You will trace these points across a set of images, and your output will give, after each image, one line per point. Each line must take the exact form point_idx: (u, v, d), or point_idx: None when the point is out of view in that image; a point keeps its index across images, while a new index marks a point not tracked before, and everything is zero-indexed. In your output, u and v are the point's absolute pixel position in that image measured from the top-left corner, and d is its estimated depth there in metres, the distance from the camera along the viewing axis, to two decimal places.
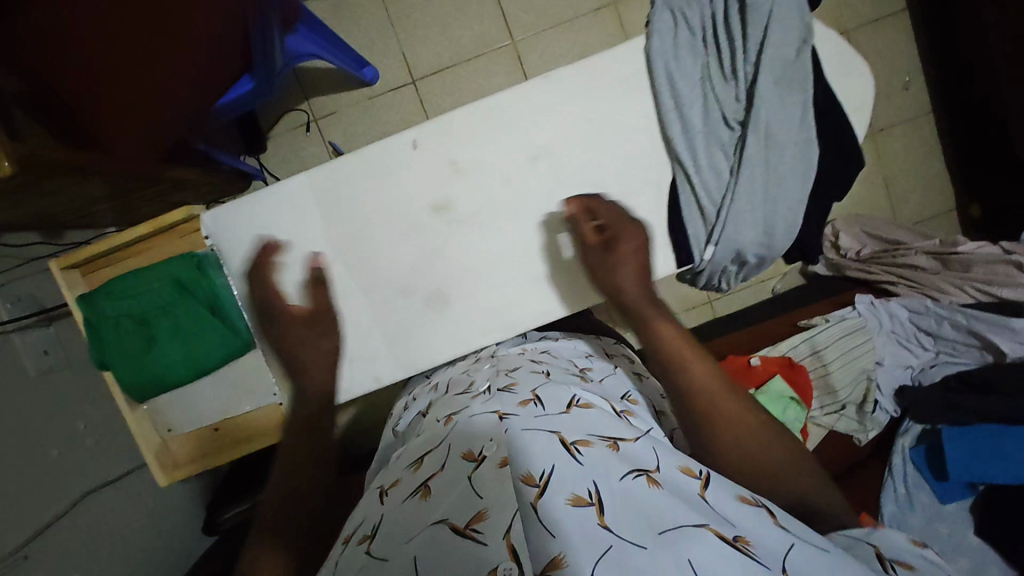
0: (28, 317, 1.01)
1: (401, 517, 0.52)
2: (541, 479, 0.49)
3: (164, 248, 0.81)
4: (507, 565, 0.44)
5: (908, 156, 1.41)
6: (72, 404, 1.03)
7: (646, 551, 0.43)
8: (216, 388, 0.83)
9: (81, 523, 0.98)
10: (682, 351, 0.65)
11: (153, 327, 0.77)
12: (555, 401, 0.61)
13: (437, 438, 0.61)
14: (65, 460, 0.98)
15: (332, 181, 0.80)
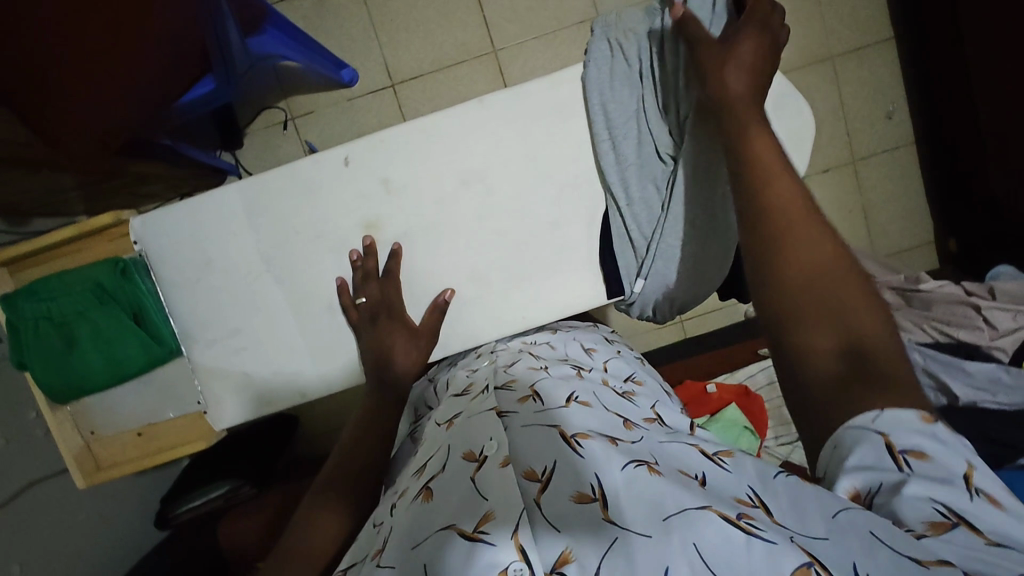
0: None
1: (405, 524, 0.53)
2: (542, 475, 0.49)
3: (90, 251, 0.80)
4: (516, 565, 0.44)
5: (887, 187, 1.40)
6: (24, 393, 1.03)
7: (651, 539, 0.40)
8: (139, 394, 0.84)
9: (25, 513, 0.98)
10: (798, 214, 0.54)
11: (73, 331, 0.77)
12: (555, 396, 0.61)
13: (438, 446, 0.63)
14: (12, 449, 0.98)
15: (262, 194, 0.79)
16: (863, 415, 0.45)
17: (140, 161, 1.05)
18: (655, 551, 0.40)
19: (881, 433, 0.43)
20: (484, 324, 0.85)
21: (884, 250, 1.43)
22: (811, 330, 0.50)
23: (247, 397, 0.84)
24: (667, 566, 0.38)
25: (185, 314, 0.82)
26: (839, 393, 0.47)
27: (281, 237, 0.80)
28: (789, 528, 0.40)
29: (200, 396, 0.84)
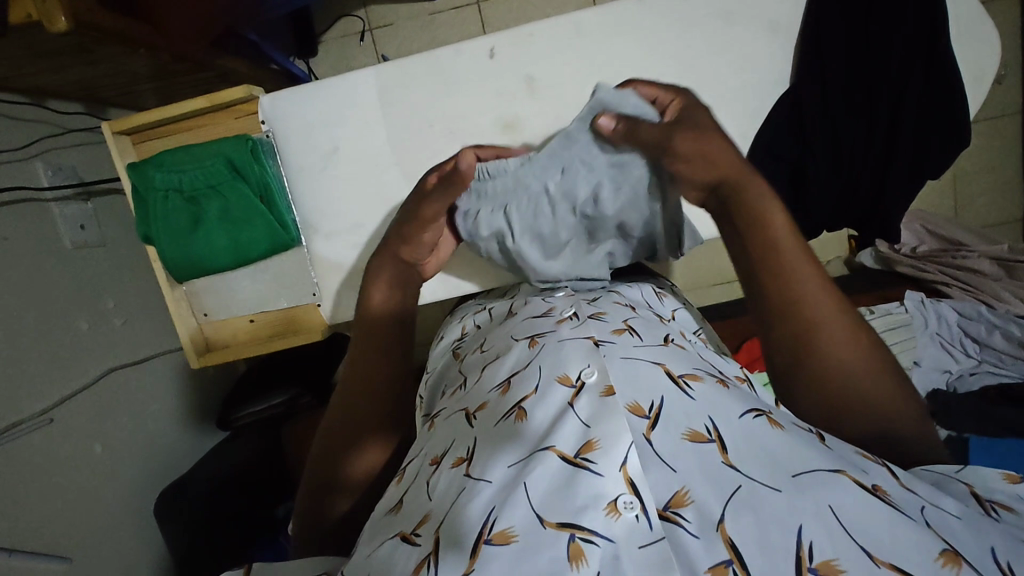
0: (68, 187, 1.00)
1: (497, 439, 0.51)
2: (651, 412, 0.48)
3: (220, 126, 0.80)
4: (625, 498, 0.43)
5: (985, 155, 1.33)
6: (102, 281, 1.04)
7: (781, 493, 0.42)
8: (254, 279, 0.85)
9: (106, 396, 1.00)
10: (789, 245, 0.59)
11: (202, 206, 0.78)
12: (651, 335, 0.60)
13: (520, 362, 0.59)
14: (94, 334, 1.00)
15: (400, 80, 0.78)
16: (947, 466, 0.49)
17: (225, 55, 1.01)
18: (789, 507, 0.41)
19: (965, 483, 0.47)
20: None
21: (969, 222, 1.37)
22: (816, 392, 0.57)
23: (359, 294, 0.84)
24: (801, 526, 0.40)
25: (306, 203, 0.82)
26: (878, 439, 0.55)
27: (404, 133, 0.79)
28: (921, 501, 0.43)
29: (316, 287, 0.85)
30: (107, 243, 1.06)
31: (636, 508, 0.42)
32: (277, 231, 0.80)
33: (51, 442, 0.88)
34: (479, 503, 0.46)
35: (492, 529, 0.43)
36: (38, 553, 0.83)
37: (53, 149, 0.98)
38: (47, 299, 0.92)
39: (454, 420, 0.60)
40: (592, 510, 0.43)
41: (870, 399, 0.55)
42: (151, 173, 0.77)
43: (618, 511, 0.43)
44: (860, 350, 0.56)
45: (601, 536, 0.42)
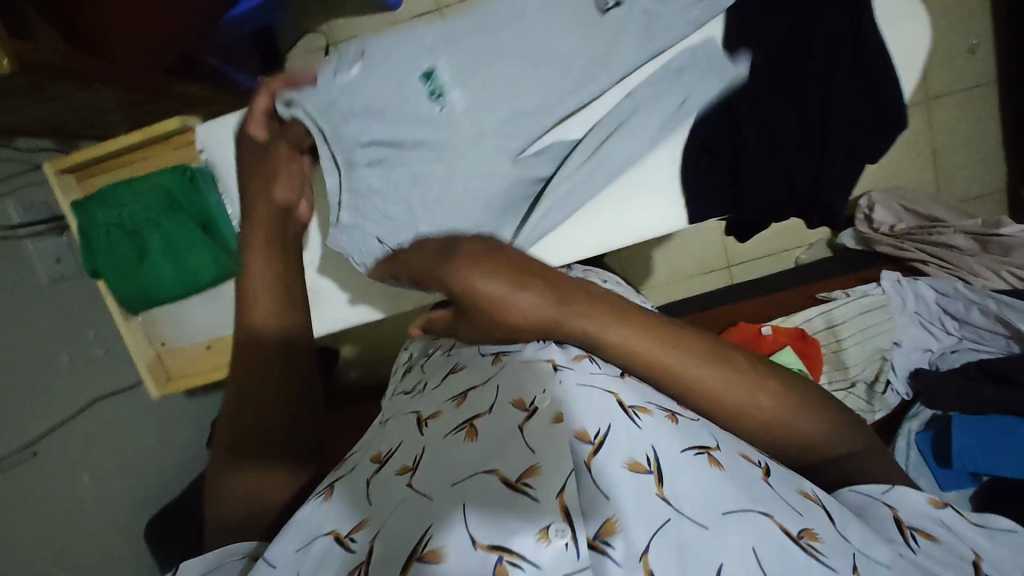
0: (41, 223, 1.01)
1: (443, 453, 0.49)
2: (595, 438, 0.44)
3: (159, 158, 0.83)
4: (557, 524, 0.41)
5: (962, 126, 1.31)
6: (82, 312, 1.06)
7: (707, 532, 0.40)
8: (206, 308, 0.85)
9: (88, 425, 1.01)
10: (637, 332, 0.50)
11: (146, 238, 0.80)
12: (611, 363, 0.52)
13: (483, 376, 0.55)
14: (75, 364, 1.02)
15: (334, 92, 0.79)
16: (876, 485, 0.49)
17: (187, 82, 1.02)
18: (713, 547, 0.39)
19: (890, 507, 0.47)
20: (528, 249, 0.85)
21: (951, 197, 1.34)
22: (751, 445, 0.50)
23: None
24: (721, 565, 0.39)
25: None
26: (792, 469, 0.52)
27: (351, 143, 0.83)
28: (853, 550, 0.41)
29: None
30: (84, 274, 1.08)
31: (566, 535, 0.41)
32: (220, 258, 0.81)
33: (36, 474, 0.90)
34: (414, 518, 0.45)
35: (426, 547, 0.43)
36: None
37: (25, 186, 1.00)
38: (25, 334, 0.94)
39: (400, 421, 0.58)
40: (523, 533, 0.41)
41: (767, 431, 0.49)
42: (93, 210, 0.79)
43: (548, 537, 0.41)
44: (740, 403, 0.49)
45: (528, 560, 0.40)
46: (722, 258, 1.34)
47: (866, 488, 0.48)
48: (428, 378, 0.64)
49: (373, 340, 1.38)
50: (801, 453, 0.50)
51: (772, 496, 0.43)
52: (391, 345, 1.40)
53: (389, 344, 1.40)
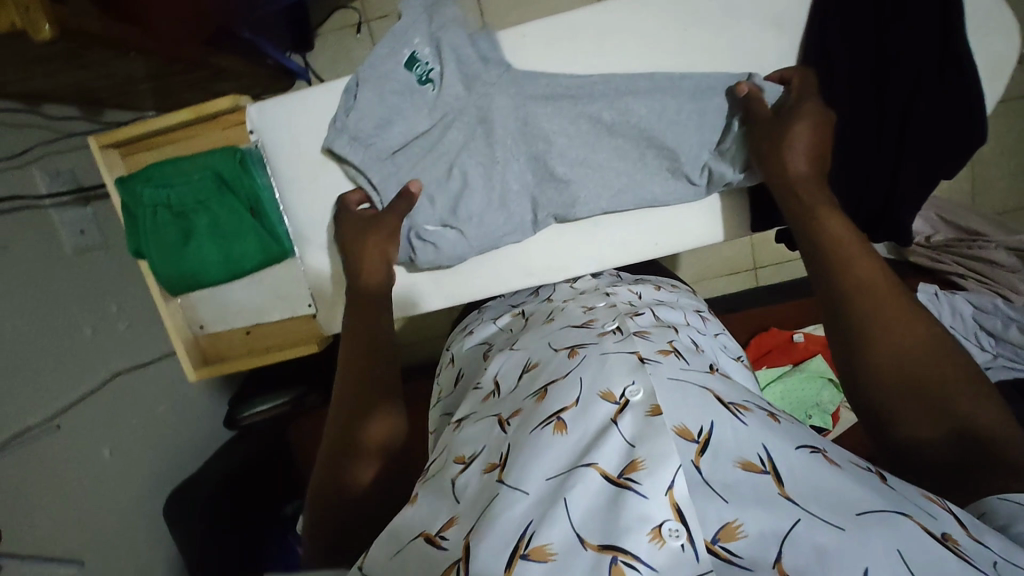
0: (66, 193, 1.00)
1: (531, 448, 0.50)
2: (699, 436, 0.48)
3: (205, 138, 0.81)
4: (670, 525, 0.43)
5: (1004, 139, 1.28)
6: (106, 286, 1.05)
7: (845, 534, 0.40)
8: (247, 292, 0.86)
9: (110, 400, 1.00)
10: (851, 246, 0.61)
11: (191, 221, 0.79)
12: (696, 361, 0.60)
13: (560, 371, 0.59)
14: (97, 338, 1.00)
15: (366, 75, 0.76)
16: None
17: (219, 55, 0.99)
18: (852, 548, 0.39)
19: None
20: (564, 259, 0.88)
21: (988, 210, 1.31)
22: (915, 413, 0.54)
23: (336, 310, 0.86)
24: (867, 567, 0.38)
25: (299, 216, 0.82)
26: (954, 454, 0.52)
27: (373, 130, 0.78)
28: (994, 555, 0.41)
29: (313, 298, 0.86)
30: (108, 246, 1.07)
31: (682, 537, 0.42)
32: (268, 244, 0.81)
33: (60, 447, 0.89)
34: (517, 514, 0.46)
35: (529, 544, 0.44)
36: (51, 557, 0.85)
37: (52, 153, 0.98)
38: (51, 306, 0.93)
39: (478, 421, 0.60)
40: (636, 534, 0.42)
41: (935, 376, 0.54)
42: (140, 187, 0.78)
43: (662, 538, 0.42)
44: (920, 343, 0.56)
45: (643, 563, 0.41)
46: (749, 260, 1.33)
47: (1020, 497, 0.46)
48: (498, 376, 0.66)
49: (392, 325, 1.37)
50: (946, 405, 0.53)
51: (898, 498, 0.44)
52: (409, 332, 1.39)
53: (407, 331, 1.39)
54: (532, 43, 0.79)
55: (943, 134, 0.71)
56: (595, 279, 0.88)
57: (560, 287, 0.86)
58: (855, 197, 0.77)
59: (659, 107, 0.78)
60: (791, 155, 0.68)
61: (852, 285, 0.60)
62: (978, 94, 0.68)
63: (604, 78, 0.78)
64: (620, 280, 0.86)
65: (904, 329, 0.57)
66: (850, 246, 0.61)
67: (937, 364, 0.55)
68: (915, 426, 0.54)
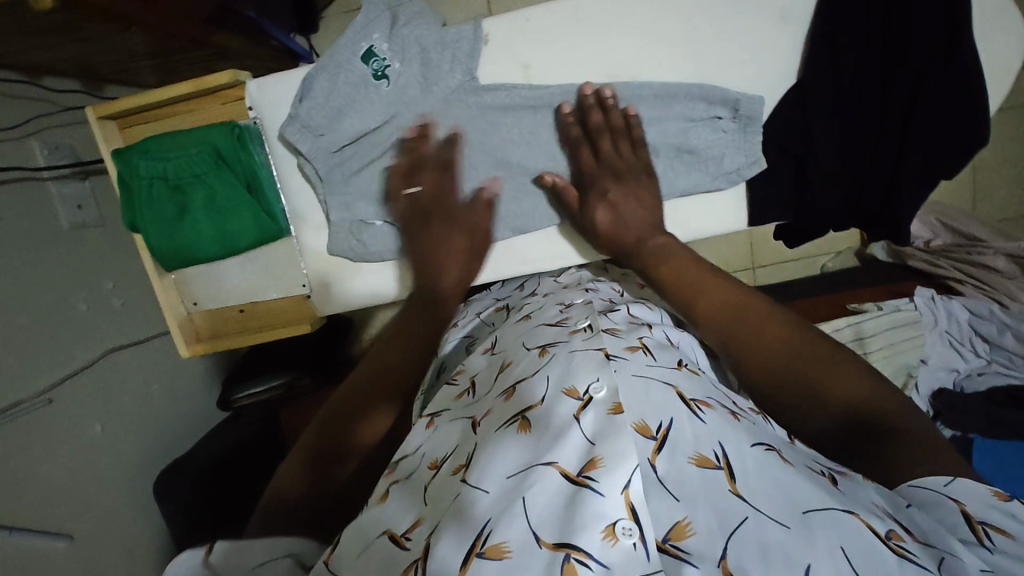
0: (65, 166, 0.99)
1: (492, 451, 0.50)
2: (658, 433, 0.48)
3: (205, 112, 0.81)
4: (624, 523, 0.43)
5: (1008, 145, 1.28)
6: (101, 261, 1.04)
7: (789, 531, 0.42)
8: (242, 270, 0.86)
9: (102, 376, 1.00)
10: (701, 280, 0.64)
11: (188, 195, 0.78)
12: (665, 356, 0.60)
13: (528, 370, 0.59)
14: (92, 313, 1.00)
15: (336, 63, 0.76)
16: (936, 478, 0.47)
17: (221, 32, 0.98)
18: (795, 545, 0.41)
19: (955, 501, 0.45)
20: (563, 247, 0.85)
21: (989, 216, 1.31)
22: (807, 416, 0.55)
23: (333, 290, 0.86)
24: (808, 566, 0.40)
25: (297, 194, 0.83)
26: (848, 442, 0.53)
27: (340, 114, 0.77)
28: (941, 551, 0.42)
29: (308, 279, 0.86)
30: (105, 221, 1.06)
31: (635, 535, 0.42)
32: (265, 221, 0.80)
33: (51, 421, 0.89)
34: (476, 512, 0.46)
35: (486, 542, 0.44)
36: (40, 531, 0.85)
37: (51, 126, 0.98)
38: (44, 280, 0.92)
39: (452, 420, 0.60)
40: (590, 532, 0.43)
41: (813, 380, 0.55)
42: (134, 159, 0.77)
43: (615, 536, 0.43)
44: (783, 349, 0.58)
45: (595, 560, 0.42)
46: (744, 258, 1.30)
47: (929, 482, 0.47)
48: (476, 377, 0.66)
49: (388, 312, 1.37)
50: (829, 403, 0.54)
51: (843, 497, 0.45)
52: None
53: None
54: (535, 30, 0.78)
55: (947, 129, 0.69)
56: (577, 272, 0.85)
57: (545, 280, 0.85)
58: (856, 191, 0.77)
59: (658, 100, 0.78)
60: (634, 224, 0.72)
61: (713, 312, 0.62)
62: (983, 96, 0.67)
63: (563, 87, 0.78)
64: (603, 274, 0.85)
65: (768, 342, 0.58)
66: (695, 278, 0.65)
67: (808, 362, 0.56)
68: (808, 425, 0.55)
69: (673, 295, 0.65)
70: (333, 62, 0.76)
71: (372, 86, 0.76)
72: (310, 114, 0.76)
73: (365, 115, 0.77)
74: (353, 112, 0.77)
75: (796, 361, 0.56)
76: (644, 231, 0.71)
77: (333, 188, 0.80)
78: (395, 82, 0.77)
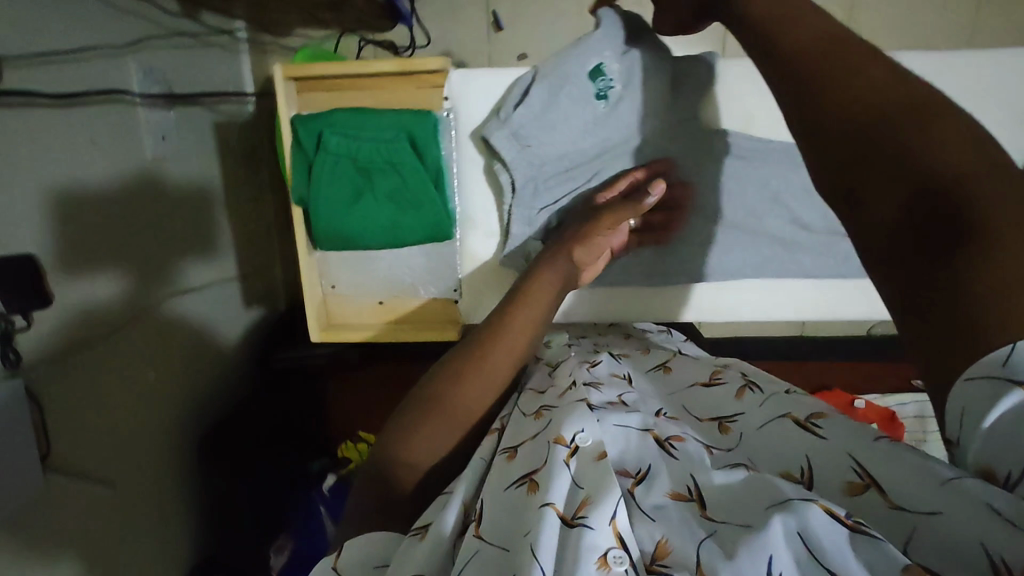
0: (157, 94, 0.92)
1: (500, 509, 0.45)
2: (637, 473, 0.47)
3: (397, 93, 0.76)
4: (615, 551, 0.40)
5: None
6: (173, 198, 0.97)
7: (750, 529, 0.39)
8: (392, 264, 0.82)
9: (162, 320, 0.94)
10: (888, 79, 0.44)
11: (371, 179, 0.76)
12: (647, 404, 0.57)
13: (515, 421, 0.55)
14: (161, 253, 0.94)
15: (560, 76, 0.71)
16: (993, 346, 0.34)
17: None
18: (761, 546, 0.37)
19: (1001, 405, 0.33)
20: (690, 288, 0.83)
21: None
22: (908, 208, 0.40)
23: (489, 298, 0.82)
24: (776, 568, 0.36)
25: (470, 195, 0.79)
26: (941, 261, 0.37)
27: (549, 128, 0.73)
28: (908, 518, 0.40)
29: (458, 283, 0.82)
30: (182, 156, 0.99)
31: (626, 562, 0.39)
32: (442, 221, 0.76)
33: (110, 363, 0.84)
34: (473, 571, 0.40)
35: None
36: (88, 478, 0.80)
37: (150, 48, 0.90)
38: (121, 212, 0.86)
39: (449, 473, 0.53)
40: (584, 564, 0.38)
41: (955, 185, 0.38)
42: (322, 132, 0.74)
43: (608, 565, 0.39)
44: (927, 135, 0.40)
45: None
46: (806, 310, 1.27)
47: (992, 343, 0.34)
48: None
49: None
50: (962, 209, 0.37)
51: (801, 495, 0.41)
52: None
53: None
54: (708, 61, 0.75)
55: None
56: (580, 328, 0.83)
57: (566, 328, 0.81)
58: None
59: None
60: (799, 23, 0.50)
61: (866, 103, 0.44)
62: None
63: (786, 145, 0.77)
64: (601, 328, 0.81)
65: (926, 123, 0.41)
66: (888, 88, 0.44)
67: (979, 176, 0.37)
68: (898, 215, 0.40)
69: (841, 163, 0.44)
70: (560, 73, 0.71)
71: (591, 106, 0.73)
72: (526, 132, 0.73)
73: (577, 136, 0.74)
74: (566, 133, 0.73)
75: (950, 154, 0.39)
76: (851, 70, 0.46)
77: (521, 201, 0.75)
78: (614, 105, 0.73)
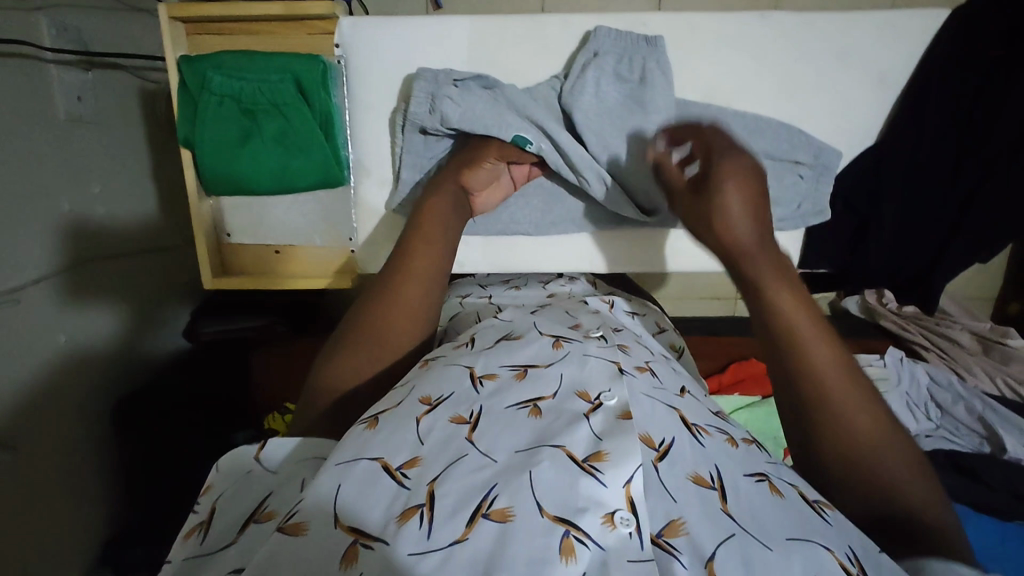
0: (71, 53, 0.90)
1: (503, 422, 0.49)
2: (660, 445, 0.49)
3: (289, 37, 0.77)
4: (623, 513, 0.44)
5: None
6: (89, 162, 0.95)
7: (773, 550, 0.42)
8: (288, 213, 0.83)
9: (74, 285, 0.92)
10: (809, 344, 0.56)
11: (259, 120, 0.76)
12: (670, 380, 0.60)
13: (539, 356, 0.57)
14: (73, 217, 0.92)
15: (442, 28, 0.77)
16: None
17: None
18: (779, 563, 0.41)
19: None
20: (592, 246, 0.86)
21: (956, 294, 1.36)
22: (870, 450, 0.52)
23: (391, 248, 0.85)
24: None
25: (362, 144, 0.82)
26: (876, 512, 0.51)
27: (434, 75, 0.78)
28: None
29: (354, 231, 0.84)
30: (101, 119, 0.97)
31: (631, 526, 0.43)
32: (332, 165, 0.78)
33: (11, 323, 0.81)
34: (476, 479, 0.44)
35: (490, 505, 0.43)
36: None
37: (64, 5, 0.88)
38: (23, 170, 0.83)
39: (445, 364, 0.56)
40: (591, 515, 0.43)
41: (896, 478, 0.51)
42: (206, 70, 0.74)
43: (613, 523, 0.43)
44: (872, 423, 0.53)
45: (592, 539, 0.42)
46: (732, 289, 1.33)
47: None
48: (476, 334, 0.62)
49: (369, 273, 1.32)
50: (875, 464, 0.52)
51: (818, 523, 0.45)
52: None
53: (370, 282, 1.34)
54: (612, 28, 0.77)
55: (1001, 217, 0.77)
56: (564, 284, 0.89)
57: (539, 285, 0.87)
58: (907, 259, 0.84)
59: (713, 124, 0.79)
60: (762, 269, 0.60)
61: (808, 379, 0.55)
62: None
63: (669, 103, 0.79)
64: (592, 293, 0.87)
65: (852, 398, 0.54)
66: (823, 362, 0.55)
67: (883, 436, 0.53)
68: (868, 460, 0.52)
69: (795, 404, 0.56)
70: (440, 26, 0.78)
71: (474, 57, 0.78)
72: (446, 102, 0.75)
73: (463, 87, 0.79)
74: (508, 105, 0.75)
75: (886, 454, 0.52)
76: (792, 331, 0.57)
77: (411, 148, 0.79)
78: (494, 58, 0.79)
